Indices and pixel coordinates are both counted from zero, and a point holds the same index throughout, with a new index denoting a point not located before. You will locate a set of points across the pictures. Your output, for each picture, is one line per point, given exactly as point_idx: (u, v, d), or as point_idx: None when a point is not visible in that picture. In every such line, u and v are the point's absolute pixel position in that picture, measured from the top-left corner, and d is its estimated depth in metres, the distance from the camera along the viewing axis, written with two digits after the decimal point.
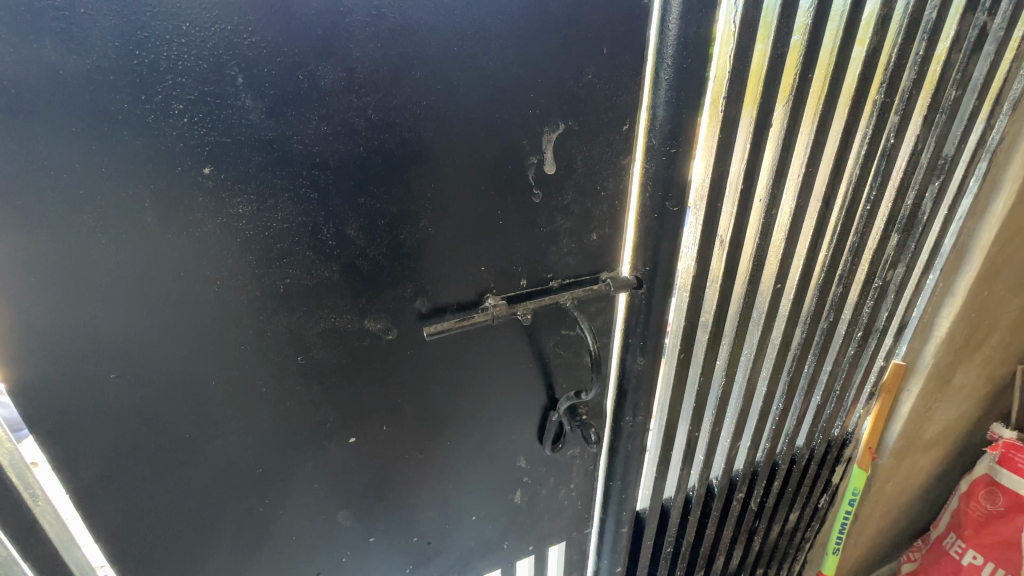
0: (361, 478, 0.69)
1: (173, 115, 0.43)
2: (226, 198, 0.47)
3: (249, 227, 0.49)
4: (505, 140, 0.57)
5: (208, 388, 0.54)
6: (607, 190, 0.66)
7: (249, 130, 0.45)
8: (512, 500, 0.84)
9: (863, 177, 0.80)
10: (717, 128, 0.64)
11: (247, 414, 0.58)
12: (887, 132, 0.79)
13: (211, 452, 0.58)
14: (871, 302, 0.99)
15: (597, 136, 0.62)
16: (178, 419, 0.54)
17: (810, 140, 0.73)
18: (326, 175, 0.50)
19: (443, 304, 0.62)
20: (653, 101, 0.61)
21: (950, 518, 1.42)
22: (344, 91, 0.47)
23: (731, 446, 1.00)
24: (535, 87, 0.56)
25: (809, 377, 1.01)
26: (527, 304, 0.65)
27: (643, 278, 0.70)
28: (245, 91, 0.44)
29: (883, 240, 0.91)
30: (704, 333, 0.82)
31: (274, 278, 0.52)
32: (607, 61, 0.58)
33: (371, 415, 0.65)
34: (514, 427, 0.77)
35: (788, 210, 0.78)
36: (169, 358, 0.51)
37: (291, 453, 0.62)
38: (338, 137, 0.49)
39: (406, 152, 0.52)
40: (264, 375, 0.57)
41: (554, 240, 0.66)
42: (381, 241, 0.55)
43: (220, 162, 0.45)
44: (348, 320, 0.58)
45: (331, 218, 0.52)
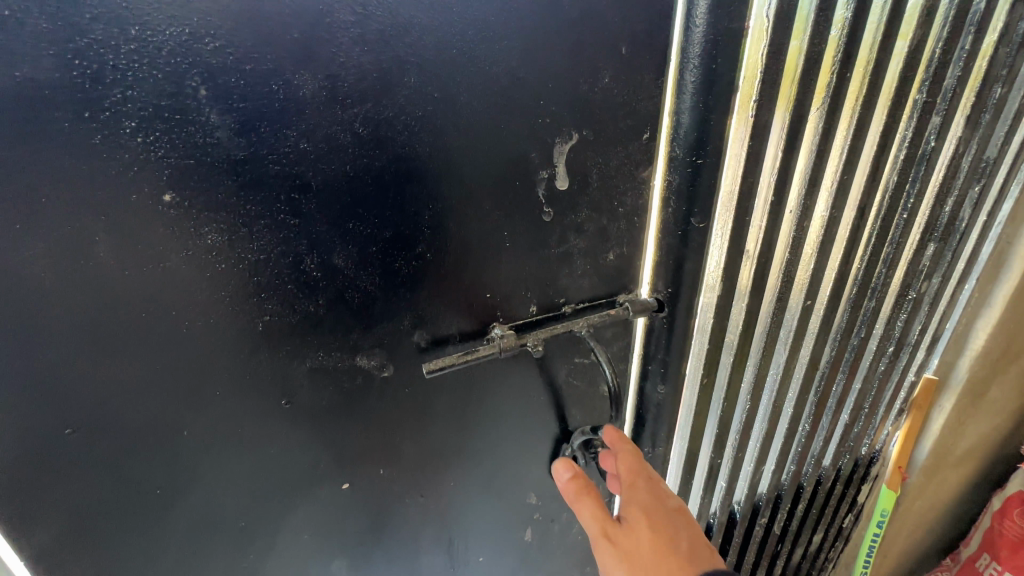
0: (357, 525, 0.62)
1: (124, 135, 0.36)
2: (192, 228, 0.41)
3: (221, 260, 0.43)
4: (513, 153, 0.51)
5: (182, 437, 0.48)
6: (625, 206, 0.60)
7: (216, 150, 0.39)
8: (521, 537, 0.78)
9: (901, 183, 0.74)
10: (747, 134, 0.57)
11: (226, 464, 0.51)
12: (928, 134, 0.72)
13: (187, 507, 0.51)
14: (905, 315, 0.92)
15: (614, 146, 0.55)
16: (145, 474, 0.47)
17: (848, 144, 0.66)
18: (308, 200, 0.43)
19: (444, 336, 0.56)
20: (676, 107, 0.55)
21: (982, 538, 1.34)
22: (326, 102, 0.41)
23: (754, 471, 0.93)
24: (545, 94, 0.49)
25: (837, 398, 0.94)
26: (537, 335, 0.59)
27: (665, 301, 0.64)
28: (210, 105, 0.37)
29: (917, 251, 0.84)
30: (728, 355, 0.75)
31: (251, 315, 0.46)
32: (626, 63, 0.52)
33: (366, 458, 0.58)
34: (524, 462, 0.71)
35: (821, 220, 0.71)
36: (134, 407, 0.45)
37: (278, 502, 0.56)
38: (321, 155, 0.42)
39: (400, 170, 0.46)
40: (244, 420, 0.50)
41: (567, 261, 0.60)
42: (373, 270, 0.49)
43: (183, 187, 0.39)
44: (338, 357, 0.52)
45: (315, 247, 0.46)
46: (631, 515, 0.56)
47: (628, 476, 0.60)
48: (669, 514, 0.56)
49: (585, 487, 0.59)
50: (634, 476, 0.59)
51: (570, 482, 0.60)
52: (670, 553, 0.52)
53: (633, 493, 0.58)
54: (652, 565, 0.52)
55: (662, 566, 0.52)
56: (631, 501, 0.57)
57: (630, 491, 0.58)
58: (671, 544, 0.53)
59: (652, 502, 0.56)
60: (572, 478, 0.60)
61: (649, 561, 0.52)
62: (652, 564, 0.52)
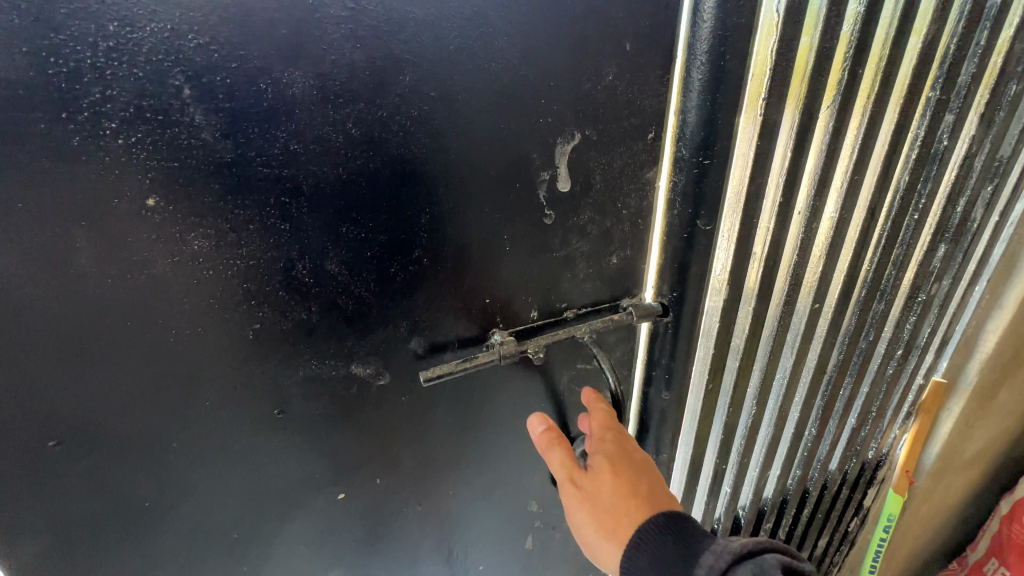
0: (354, 535, 0.60)
1: (104, 136, 0.34)
2: (177, 233, 0.39)
3: (208, 267, 0.41)
4: (513, 155, 0.49)
5: (171, 448, 0.46)
6: (629, 208, 0.58)
7: (201, 151, 0.37)
8: (522, 545, 0.76)
9: (913, 183, 0.72)
10: (755, 134, 0.55)
11: (217, 476, 0.50)
12: (941, 132, 0.70)
13: (177, 520, 0.49)
14: (914, 317, 0.90)
15: (618, 146, 0.54)
16: (133, 487, 0.46)
17: (859, 143, 0.64)
18: (299, 203, 0.42)
19: (442, 343, 0.54)
20: (682, 105, 0.53)
21: (990, 543, 1.32)
22: (317, 101, 0.39)
23: (759, 476, 0.91)
24: (547, 92, 0.48)
25: (844, 402, 0.92)
26: (538, 341, 0.57)
27: (669, 305, 0.63)
28: (194, 105, 0.36)
29: (928, 252, 0.82)
30: (734, 359, 0.72)
31: (241, 323, 0.44)
32: (631, 60, 0.50)
33: (362, 468, 0.57)
34: (525, 469, 0.70)
35: (829, 222, 0.69)
36: (120, 419, 0.43)
37: (272, 513, 0.54)
38: (312, 157, 0.41)
39: (395, 172, 0.44)
40: (236, 431, 0.49)
41: (569, 265, 0.58)
42: (368, 275, 0.47)
43: (167, 191, 0.38)
44: (332, 366, 0.50)
45: (307, 252, 0.44)
46: (597, 462, 0.56)
47: (598, 426, 0.60)
48: (634, 462, 0.56)
49: (557, 437, 0.59)
50: (604, 427, 0.59)
51: (542, 434, 0.59)
52: (631, 497, 0.53)
53: (600, 443, 0.58)
54: (614, 509, 0.53)
55: (623, 509, 0.53)
56: (598, 449, 0.57)
57: (598, 440, 0.58)
58: (633, 489, 0.54)
59: (618, 451, 0.57)
60: (545, 430, 0.60)
61: (611, 505, 0.53)
62: (613, 508, 0.53)
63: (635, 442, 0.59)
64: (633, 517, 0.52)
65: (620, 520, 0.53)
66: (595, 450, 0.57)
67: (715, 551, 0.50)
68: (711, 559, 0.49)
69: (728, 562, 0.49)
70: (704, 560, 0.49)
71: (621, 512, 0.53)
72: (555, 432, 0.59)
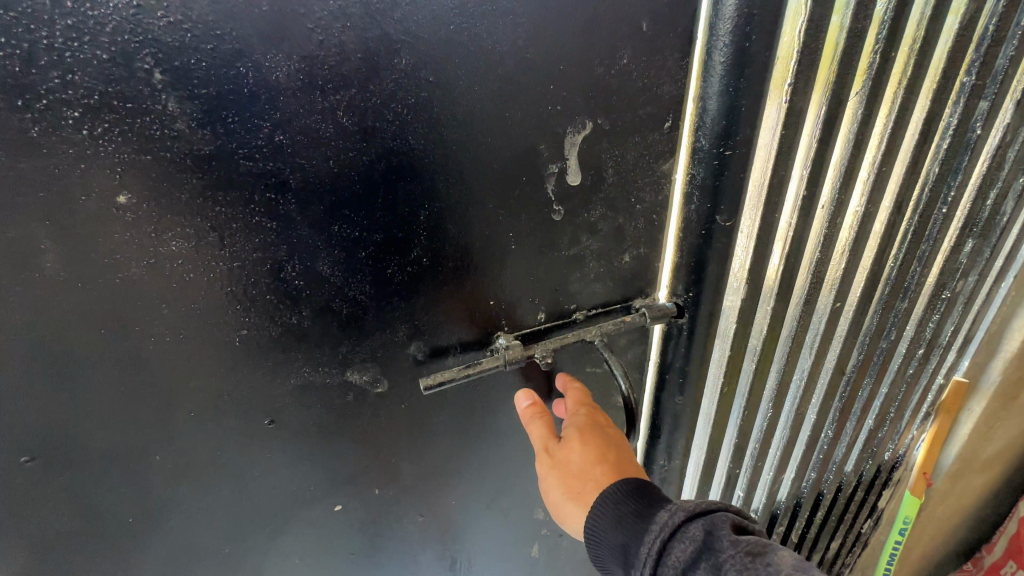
0: (351, 547, 0.58)
1: (67, 127, 0.31)
2: (152, 233, 0.36)
3: (188, 269, 0.38)
4: (519, 147, 0.45)
5: (155, 462, 0.43)
6: (643, 203, 0.54)
7: (176, 143, 0.34)
8: (528, 552, 0.74)
9: (942, 175, 0.68)
10: (777, 122, 0.50)
11: (206, 489, 0.47)
12: (975, 120, 0.65)
13: (164, 535, 0.47)
14: (938, 316, 0.86)
15: (632, 137, 0.50)
16: (116, 502, 0.43)
17: (888, 133, 0.59)
18: (286, 200, 0.38)
19: (443, 347, 0.51)
20: (702, 91, 0.49)
21: (1008, 544, 1.29)
22: (303, 88, 0.35)
23: (772, 480, 0.88)
24: (556, 78, 0.44)
25: (862, 404, 0.89)
26: (546, 345, 0.54)
27: (685, 305, 0.59)
28: (166, 92, 0.32)
29: (955, 248, 0.78)
30: (750, 362, 0.68)
31: (226, 330, 0.41)
32: (648, 42, 0.46)
33: (360, 478, 0.54)
34: (531, 477, 0.67)
35: (854, 217, 0.65)
36: (98, 433, 0.40)
37: (265, 526, 0.52)
38: (299, 149, 0.37)
39: (391, 165, 0.41)
40: (225, 443, 0.46)
41: (578, 264, 0.55)
42: (363, 277, 0.44)
43: (139, 187, 0.34)
44: (327, 373, 0.47)
45: (296, 253, 0.40)
46: (570, 432, 0.55)
47: (573, 400, 0.58)
48: (605, 433, 0.55)
49: (539, 408, 0.56)
50: (580, 400, 0.58)
51: (524, 408, 0.56)
52: (599, 464, 0.52)
53: (574, 415, 0.56)
54: (581, 474, 0.52)
55: (589, 474, 0.52)
56: (572, 420, 0.56)
57: (573, 413, 0.57)
58: (602, 456, 0.53)
59: (591, 422, 0.56)
60: (528, 405, 0.56)
61: (579, 470, 0.52)
62: (581, 473, 0.52)
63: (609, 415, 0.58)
64: (599, 482, 0.51)
65: (587, 485, 0.52)
66: (569, 421, 0.56)
67: (670, 509, 0.46)
68: (663, 516, 0.46)
69: (680, 519, 0.45)
70: (658, 518, 0.46)
71: (588, 478, 0.52)
72: (539, 406, 0.56)
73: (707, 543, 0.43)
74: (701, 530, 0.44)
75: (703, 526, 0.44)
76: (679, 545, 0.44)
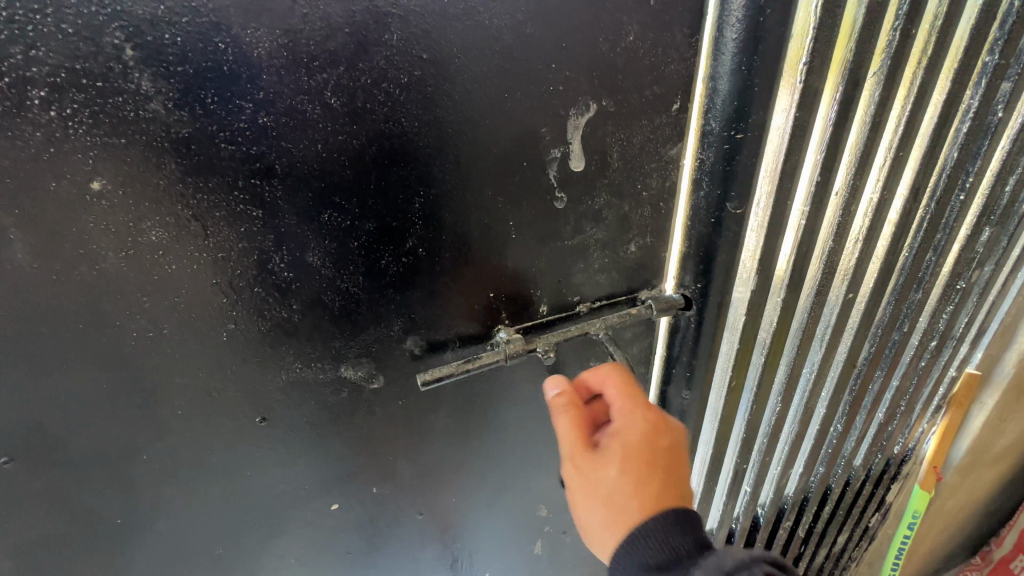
0: (349, 547, 0.56)
1: (33, 108, 0.29)
2: (130, 222, 0.34)
3: (169, 260, 0.36)
4: (519, 131, 0.43)
5: (140, 463, 0.41)
6: (649, 189, 0.52)
7: (152, 125, 0.31)
8: (530, 550, 0.72)
9: (961, 160, 0.65)
10: (791, 105, 0.47)
11: (195, 491, 0.45)
12: (997, 102, 0.62)
13: (153, 538, 0.45)
14: (952, 307, 0.83)
15: (639, 120, 0.47)
16: (100, 505, 0.41)
17: (907, 115, 0.56)
18: (272, 186, 0.36)
19: (441, 341, 0.49)
20: (712, 70, 0.46)
21: (1017, 538, 1.27)
22: (287, 65, 0.33)
23: (780, 475, 0.86)
24: (559, 56, 0.41)
25: (873, 397, 0.86)
26: (548, 339, 0.52)
27: (693, 298, 0.57)
28: (138, 69, 0.30)
29: (971, 236, 0.75)
30: (759, 354, 0.65)
31: (212, 324, 0.39)
32: (655, 17, 0.43)
33: (356, 477, 0.52)
34: (533, 474, 0.65)
35: (869, 205, 0.62)
36: (78, 433, 0.38)
37: (259, 528, 0.50)
38: (285, 132, 0.35)
39: (385, 150, 0.38)
40: (214, 442, 0.44)
41: (582, 255, 0.52)
42: (355, 269, 0.42)
43: (114, 173, 0.32)
44: (319, 369, 0.45)
45: (284, 242, 0.38)
46: (608, 447, 0.48)
47: (621, 405, 0.50)
48: (651, 455, 0.48)
49: (573, 405, 0.49)
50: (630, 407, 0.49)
51: (554, 396, 0.50)
52: (636, 497, 0.46)
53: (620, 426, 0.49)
54: (613, 502, 0.46)
55: (623, 504, 0.46)
56: (615, 432, 0.49)
57: (619, 422, 0.49)
58: (641, 488, 0.46)
59: (638, 440, 0.48)
60: (557, 393, 0.50)
61: (612, 497, 0.46)
62: (614, 501, 0.46)
63: (664, 428, 0.50)
64: (631, 515, 0.46)
65: (617, 515, 0.46)
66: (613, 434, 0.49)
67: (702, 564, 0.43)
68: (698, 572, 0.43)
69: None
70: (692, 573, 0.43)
71: (621, 509, 0.46)
72: (577, 413, 0.49)
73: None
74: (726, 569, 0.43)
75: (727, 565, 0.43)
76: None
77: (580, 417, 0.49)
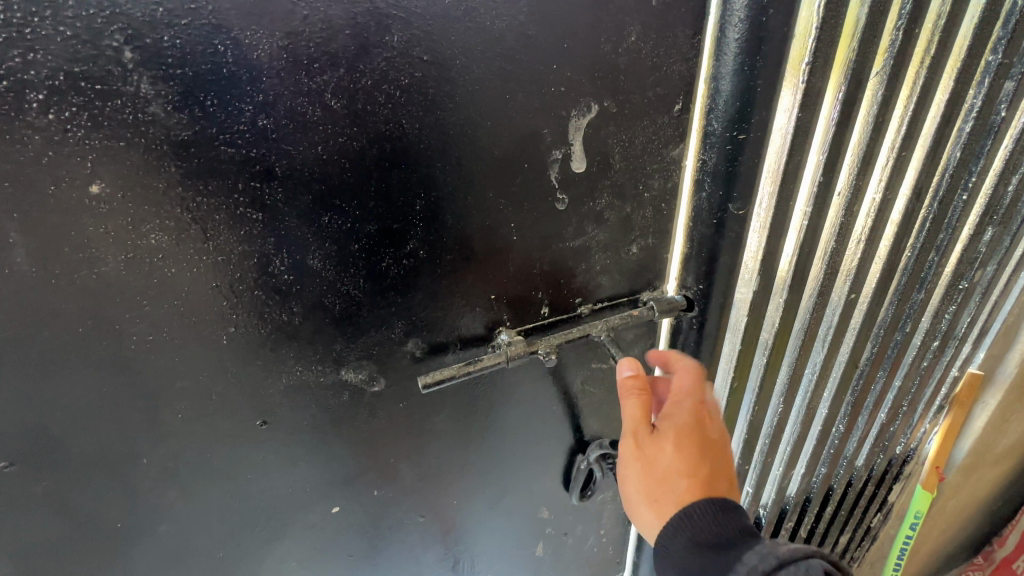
0: (350, 549, 0.56)
1: (31, 111, 0.29)
2: (129, 225, 0.33)
3: (169, 264, 0.36)
4: (521, 131, 0.43)
5: (140, 467, 0.41)
6: (651, 190, 0.52)
7: (152, 127, 0.31)
8: (532, 552, 0.72)
9: (963, 160, 0.65)
10: (794, 105, 0.46)
11: (196, 494, 0.45)
12: (1000, 101, 0.62)
13: (154, 541, 0.45)
14: (954, 307, 0.83)
15: (640, 120, 0.47)
16: (100, 508, 0.41)
17: (910, 114, 0.56)
18: (272, 188, 0.36)
19: (443, 343, 0.49)
20: (714, 70, 0.46)
21: (1020, 538, 1.27)
22: (287, 67, 0.33)
23: (782, 476, 0.86)
24: (560, 57, 0.41)
25: (875, 397, 0.86)
26: (550, 341, 0.51)
27: (694, 299, 0.57)
28: (138, 71, 0.30)
29: (974, 236, 0.75)
30: (762, 356, 0.65)
31: (213, 327, 0.39)
32: (656, 17, 0.43)
33: (359, 480, 0.52)
34: (535, 475, 0.65)
35: (871, 205, 0.62)
36: (78, 437, 0.38)
37: (260, 530, 0.50)
38: (285, 134, 0.35)
39: (385, 152, 0.38)
40: (216, 445, 0.44)
41: (583, 256, 0.52)
42: (356, 272, 0.42)
43: (113, 176, 0.32)
44: (320, 372, 0.45)
45: (285, 245, 0.38)
46: (667, 431, 0.51)
47: (681, 390, 0.54)
48: (704, 443, 0.51)
49: (641, 388, 0.52)
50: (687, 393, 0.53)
51: (625, 377, 0.53)
52: (689, 476, 0.49)
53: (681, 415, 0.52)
54: (665, 482, 0.49)
55: (673, 483, 0.49)
56: (672, 415, 0.52)
57: (676, 406, 0.53)
58: (694, 468, 0.49)
59: (695, 428, 0.51)
60: (630, 375, 0.52)
61: (664, 477, 0.49)
62: (666, 479, 0.49)
63: (712, 419, 0.53)
64: (681, 494, 0.49)
65: (668, 494, 0.49)
66: (669, 416, 0.52)
67: (760, 554, 0.45)
68: (753, 559, 0.45)
69: (772, 566, 0.44)
70: (746, 559, 0.45)
71: (673, 488, 0.49)
72: (641, 389, 0.52)
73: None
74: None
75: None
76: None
77: (647, 403, 0.52)
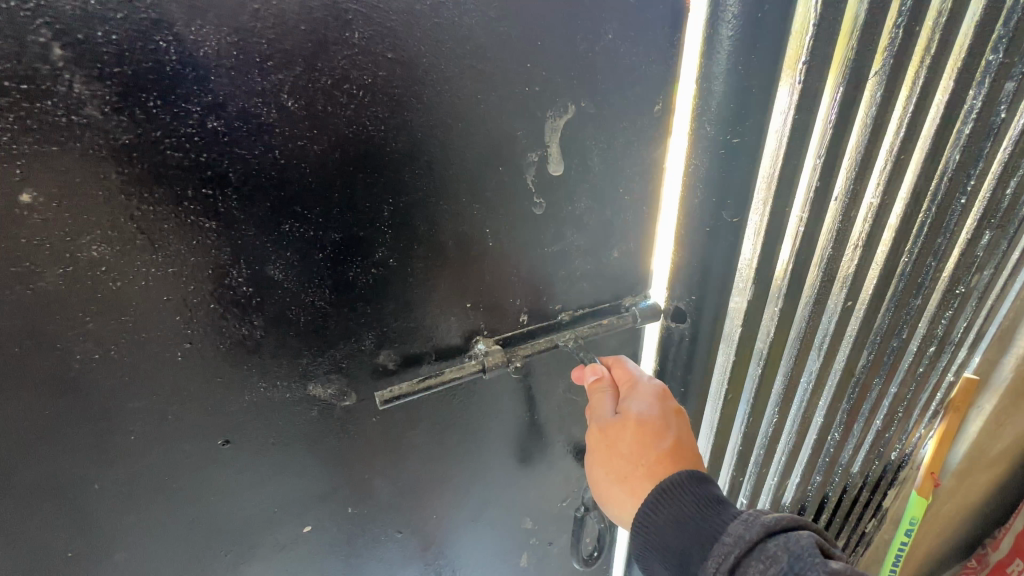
0: (324, 568, 0.54)
1: None
2: (67, 237, 0.31)
3: (114, 277, 0.33)
4: (494, 133, 0.40)
5: (93, 492, 0.39)
6: (635, 194, 0.50)
7: (88, 131, 0.29)
8: (517, 564, 0.70)
9: (963, 164, 0.62)
10: (789, 104, 0.44)
11: (155, 517, 0.42)
12: (1000, 102, 0.60)
13: (112, 568, 0.42)
14: (951, 313, 0.81)
15: (623, 122, 0.45)
16: (50, 537, 0.38)
17: (909, 116, 0.54)
18: (227, 195, 0.33)
19: (416, 355, 0.47)
20: (705, 69, 0.44)
21: (1013, 542, 1.26)
22: (238, 66, 0.30)
23: (776, 485, 0.84)
24: (535, 55, 0.39)
25: (870, 404, 0.84)
26: (522, 351, 0.50)
27: (687, 311, 0.55)
28: (69, 70, 0.27)
29: (972, 241, 0.73)
30: (755, 366, 0.63)
31: (165, 343, 0.36)
32: (637, 13, 0.41)
33: (331, 497, 0.50)
34: (517, 486, 0.63)
35: (868, 210, 0.59)
36: (19, 465, 0.35)
37: (227, 551, 0.47)
38: (239, 137, 0.32)
39: (348, 156, 0.36)
40: (175, 467, 0.41)
41: (564, 262, 0.50)
42: (322, 282, 0.39)
43: (46, 184, 0.29)
44: (285, 387, 0.42)
45: (243, 255, 0.36)
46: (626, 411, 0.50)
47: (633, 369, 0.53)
48: (667, 415, 0.50)
49: (603, 377, 0.52)
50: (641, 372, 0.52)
51: (589, 382, 0.53)
52: (654, 450, 0.48)
53: (640, 394, 0.51)
54: (633, 460, 0.49)
55: (642, 460, 0.48)
56: (629, 395, 0.51)
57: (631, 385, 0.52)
58: (658, 442, 0.48)
59: (657, 404, 0.50)
60: (595, 379, 0.53)
61: (631, 455, 0.49)
62: (635, 457, 0.48)
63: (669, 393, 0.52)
64: (651, 469, 0.48)
65: (638, 472, 0.48)
66: (627, 396, 0.51)
67: (745, 520, 0.42)
68: (737, 529, 0.42)
69: (758, 534, 0.41)
70: (729, 529, 0.43)
71: (641, 465, 0.48)
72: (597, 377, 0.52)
73: (794, 568, 0.38)
74: (786, 551, 0.40)
75: (786, 547, 0.40)
76: (757, 564, 0.40)
77: (608, 393, 0.52)
